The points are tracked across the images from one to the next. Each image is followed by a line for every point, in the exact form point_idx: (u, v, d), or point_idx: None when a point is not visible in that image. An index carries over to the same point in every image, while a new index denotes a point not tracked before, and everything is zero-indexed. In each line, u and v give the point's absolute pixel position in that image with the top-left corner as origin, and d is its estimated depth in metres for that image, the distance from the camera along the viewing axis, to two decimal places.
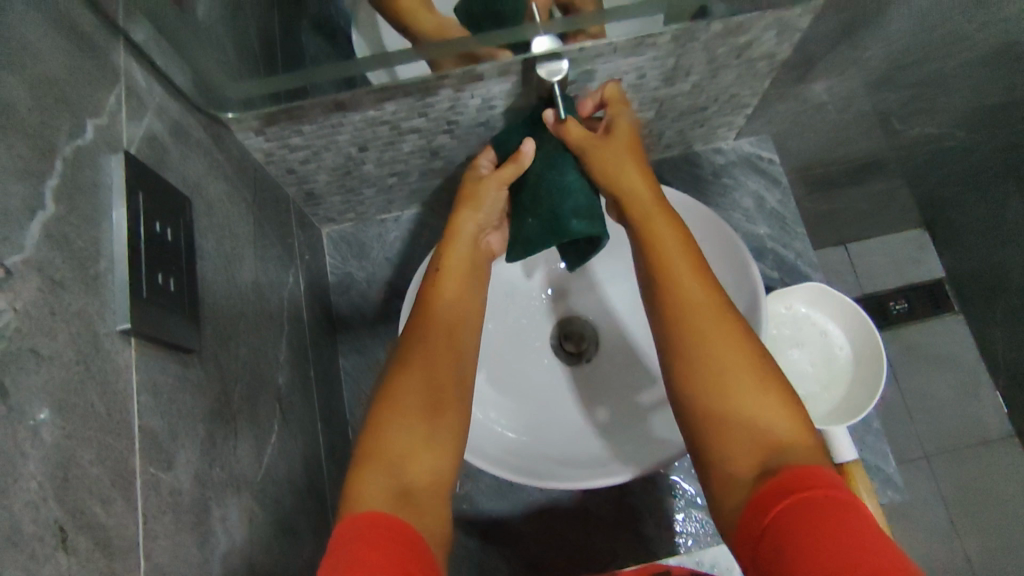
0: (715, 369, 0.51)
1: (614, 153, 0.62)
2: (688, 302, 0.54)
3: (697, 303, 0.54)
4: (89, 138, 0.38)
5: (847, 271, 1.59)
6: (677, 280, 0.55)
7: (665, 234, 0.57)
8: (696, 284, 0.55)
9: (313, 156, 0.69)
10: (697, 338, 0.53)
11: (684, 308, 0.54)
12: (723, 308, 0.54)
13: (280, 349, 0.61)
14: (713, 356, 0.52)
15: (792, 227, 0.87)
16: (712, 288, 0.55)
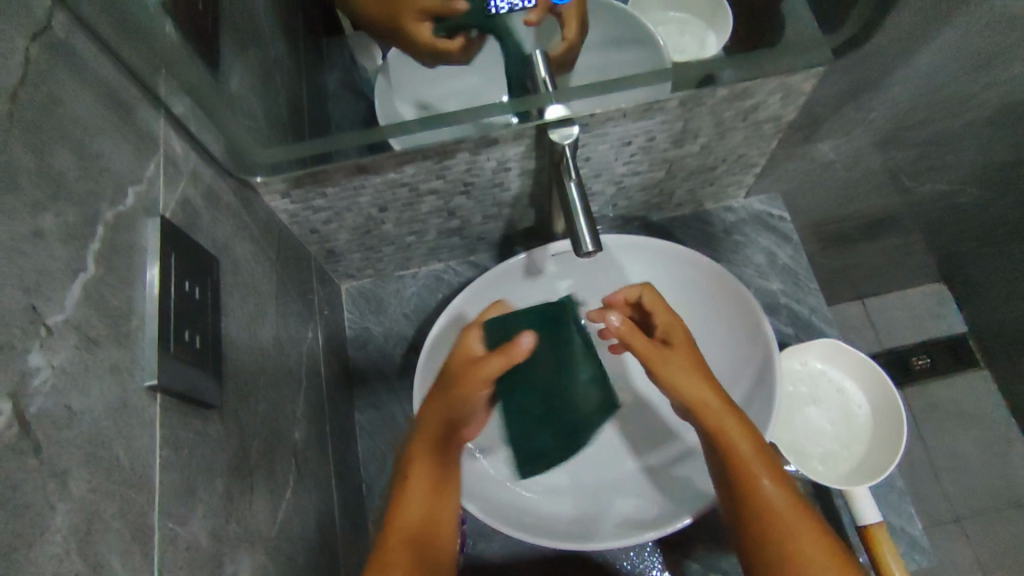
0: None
1: (672, 359, 0.55)
2: (772, 510, 0.48)
3: (779, 508, 0.48)
4: (128, 205, 0.40)
5: (865, 325, 1.56)
6: (748, 481, 0.49)
7: (733, 433, 0.51)
8: (769, 480, 0.49)
9: (335, 216, 0.72)
10: (782, 550, 0.47)
11: (765, 518, 0.48)
12: (803, 508, 0.48)
13: (297, 404, 0.61)
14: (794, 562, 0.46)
15: (805, 283, 0.88)
16: (788, 485, 0.49)
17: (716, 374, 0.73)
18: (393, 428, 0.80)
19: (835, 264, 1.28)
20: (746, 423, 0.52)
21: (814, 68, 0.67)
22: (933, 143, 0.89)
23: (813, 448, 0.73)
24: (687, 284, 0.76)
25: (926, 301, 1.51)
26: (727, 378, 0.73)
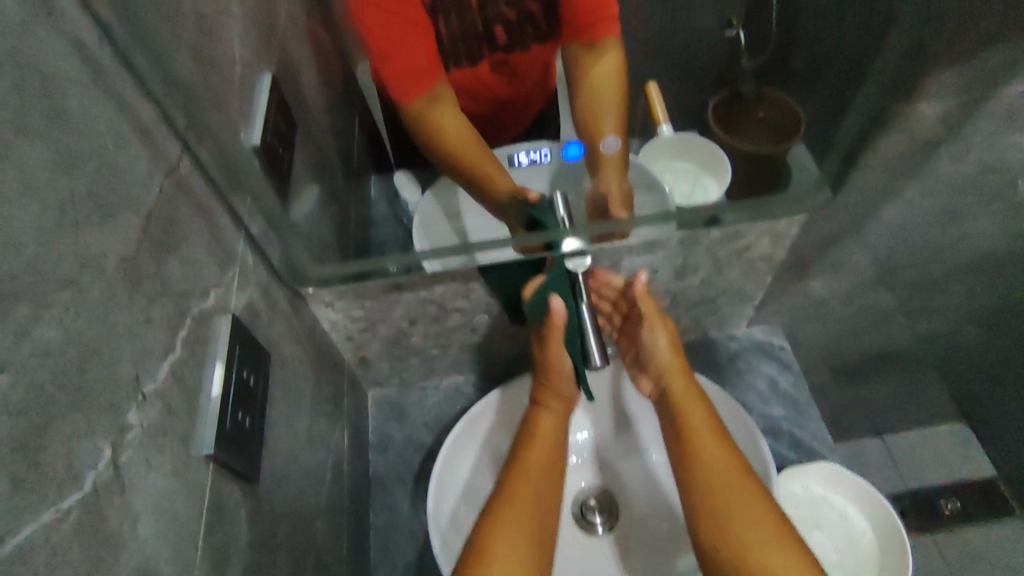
0: (734, 526, 0.58)
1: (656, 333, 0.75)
2: (716, 472, 0.62)
3: (721, 471, 0.62)
4: (209, 303, 0.49)
5: (889, 466, 1.47)
6: (704, 452, 0.63)
7: (693, 409, 0.68)
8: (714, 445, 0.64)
9: (370, 326, 0.81)
10: (720, 496, 0.60)
11: (709, 476, 0.62)
12: (739, 465, 0.62)
13: (320, 496, 0.66)
14: (729, 506, 0.59)
15: (807, 410, 0.92)
16: (733, 451, 0.64)
17: None
18: (405, 533, 0.83)
19: (846, 398, 1.31)
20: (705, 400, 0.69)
21: (795, 215, 0.77)
22: (920, 285, 0.96)
23: None
24: None
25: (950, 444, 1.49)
26: None
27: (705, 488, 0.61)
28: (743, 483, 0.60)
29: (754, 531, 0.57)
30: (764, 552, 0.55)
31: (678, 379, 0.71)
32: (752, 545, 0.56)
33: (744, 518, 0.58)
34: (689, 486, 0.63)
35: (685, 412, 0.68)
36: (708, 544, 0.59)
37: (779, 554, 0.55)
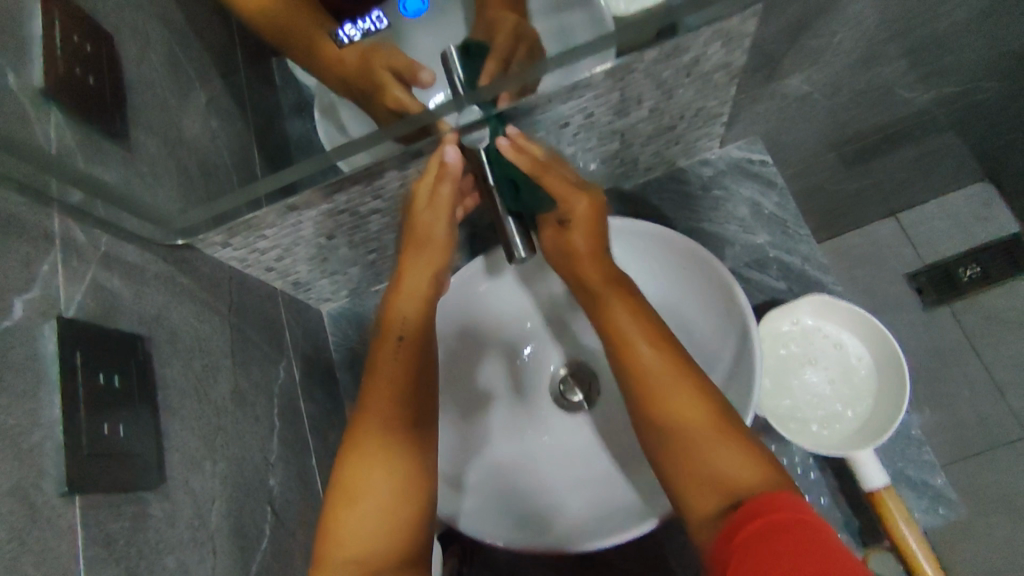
0: (670, 415, 0.53)
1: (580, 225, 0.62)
2: (649, 367, 0.56)
3: (657, 365, 0.56)
4: (17, 315, 0.40)
5: (902, 242, 1.44)
6: (636, 352, 0.57)
7: (613, 304, 0.61)
8: (683, 382, 0.54)
9: (285, 252, 0.71)
10: (660, 394, 0.54)
11: (640, 376, 0.56)
12: (707, 407, 0.53)
13: (272, 449, 0.63)
14: (665, 402, 0.54)
15: (795, 230, 0.82)
16: (669, 350, 0.57)
17: (700, 348, 0.69)
18: None
19: (849, 187, 1.19)
20: (627, 296, 0.61)
21: (750, 8, 0.60)
22: (924, 47, 0.79)
23: (812, 412, 0.69)
24: (660, 260, 0.71)
25: (971, 204, 1.39)
26: (711, 354, 0.68)
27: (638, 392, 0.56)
28: (683, 380, 0.55)
29: (699, 438, 0.51)
30: (707, 440, 0.51)
31: (591, 269, 0.62)
32: (700, 512, 0.49)
33: (677, 406, 0.53)
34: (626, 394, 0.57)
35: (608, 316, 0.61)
36: (652, 440, 0.55)
37: (724, 448, 0.50)
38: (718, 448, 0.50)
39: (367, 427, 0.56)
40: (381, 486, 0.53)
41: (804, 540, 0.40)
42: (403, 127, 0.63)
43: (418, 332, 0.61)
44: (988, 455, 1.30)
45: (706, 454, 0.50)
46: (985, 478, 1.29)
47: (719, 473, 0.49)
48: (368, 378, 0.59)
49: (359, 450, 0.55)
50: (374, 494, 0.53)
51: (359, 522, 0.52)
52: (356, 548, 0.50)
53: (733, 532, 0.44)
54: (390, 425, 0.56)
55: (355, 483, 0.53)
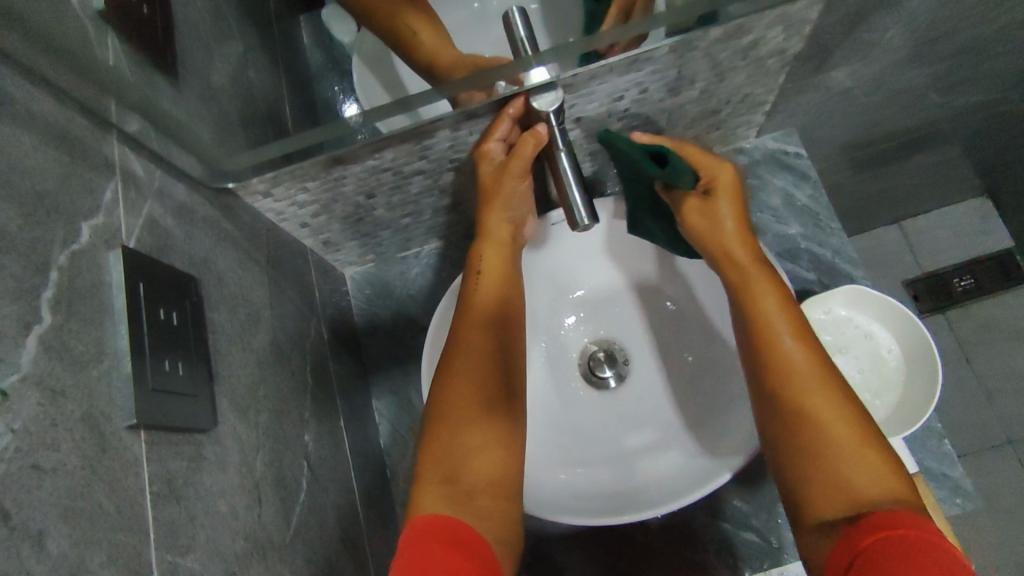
0: (813, 421, 0.54)
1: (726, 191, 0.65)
2: (794, 364, 0.56)
3: (801, 366, 0.56)
4: (84, 241, 0.39)
5: (903, 250, 1.48)
6: (784, 347, 0.57)
7: (761, 288, 0.60)
8: (825, 393, 0.55)
9: (324, 208, 0.70)
10: (802, 396, 0.55)
11: (784, 369, 0.57)
12: (852, 423, 0.54)
13: (305, 406, 0.62)
14: (807, 401, 0.55)
15: (825, 222, 0.83)
16: (818, 356, 0.57)
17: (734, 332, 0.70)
18: (411, 411, 0.81)
19: (863, 189, 1.21)
20: (777, 283, 0.61)
21: None
22: (965, 51, 0.80)
23: None
24: None
25: (969, 216, 1.44)
26: None
27: (773, 380, 0.57)
28: (827, 390, 0.55)
29: (836, 448, 0.53)
30: (846, 448, 0.52)
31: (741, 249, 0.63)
32: (822, 515, 0.51)
33: (824, 415, 0.54)
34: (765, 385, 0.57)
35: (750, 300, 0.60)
36: (782, 430, 0.55)
37: (859, 460, 0.52)
38: (857, 463, 0.52)
39: (467, 360, 0.61)
40: (470, 412, 0.59)
41: (934, 563, 0.41)
42: (454, 91, 0.62)
43: (497, 296, 0.65)
44: (972, 458, 1.34)
45: (847, 464, 0.52)
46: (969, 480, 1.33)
47: (848, 481, 0.51)
48: (460, 315, 0.64)
49: (454, 375, 0.60)
50: (474, 420, 0.58)
51: (455, 445, 0.57)
52: (451, 467, 0.56)
53: (857, 542, 0.46)
54: (480, 358, 0.61)
55: (450, 437, 0.57)
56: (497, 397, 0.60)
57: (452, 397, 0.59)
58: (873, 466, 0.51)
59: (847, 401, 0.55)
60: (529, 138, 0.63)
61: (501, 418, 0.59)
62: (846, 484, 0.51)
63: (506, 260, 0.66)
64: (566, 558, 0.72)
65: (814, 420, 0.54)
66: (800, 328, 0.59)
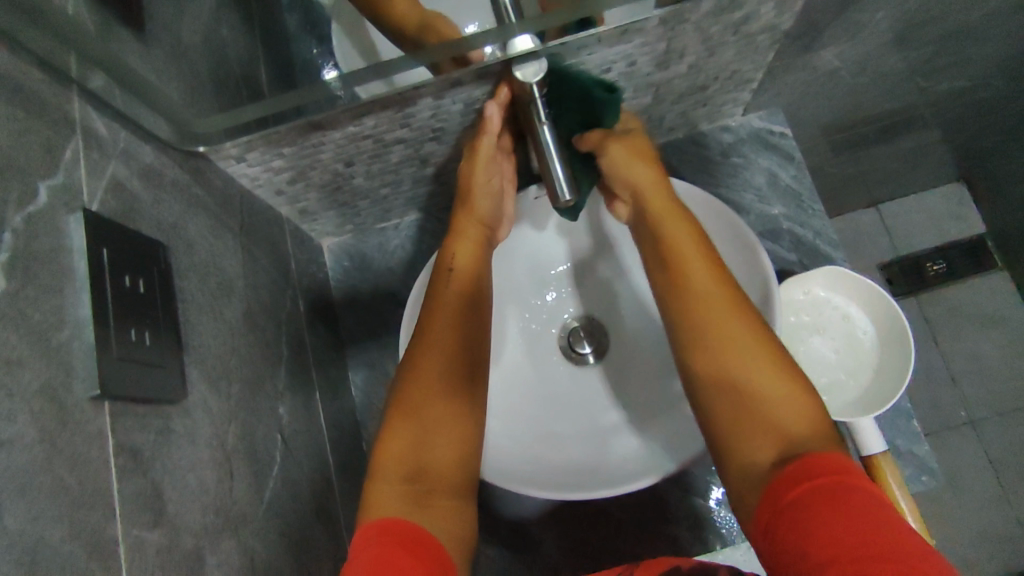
0: (735, 372, 0.52)
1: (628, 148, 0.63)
2: (714, 302, 0.55)
3: (720, 303, 0.55)
4: (42, 204, 0.37)
5: (880, 233, 1.50)
6: (694, 289, 0.56)
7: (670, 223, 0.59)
8: (752, 334, 0.53)
9: (300, 175, 0.67)
10: (721, 344, 0.53)
11: (703, 312, 0.55)
12: (772, 357, 0.52)
13: (279, 378, 0.61)
14: (723, 341, 0.53)
15: (808, 203, 0.82)
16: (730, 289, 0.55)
17: None
18: (388, 383, 0.80)
19: (843, 172, 1.21)
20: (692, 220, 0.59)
21: None
22: (951, 34, 0.79)
23: (815, 379, 0.71)
24: None
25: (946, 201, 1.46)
26: None
27: (689, 327, 0.55)
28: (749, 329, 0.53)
29: (764, 388, 0.51)
30: (770, 392, 0.51)
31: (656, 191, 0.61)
32: (751, 457, 0.49)
33: (746, 368, 0.52)
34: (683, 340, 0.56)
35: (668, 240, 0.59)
36: (709, 371, 0.53)
37: (776, 390, 0.51)
38: (784, 400, 0.50)
39: (432, 359, 0.58)
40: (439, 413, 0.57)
41: (865, 514, 0.40)
42: (433, 56, 0.59)
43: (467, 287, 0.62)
44: (932, 439, 1.39)
45: (773, 405, 0.50)
46: None
47: (773, 416, 0.50)
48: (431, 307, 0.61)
49: (417, 374, 0.58)
50: (444, 424, 0.56)
51: (418, 449, 0.55)
52: (415, 466, 0.54)
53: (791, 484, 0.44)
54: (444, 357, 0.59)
55: (421, 437, 0.55)
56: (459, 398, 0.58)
57: (422, 398, 0.56)
58: (792, 397, 0.50)
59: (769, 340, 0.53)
60: (487, 126, 0.63)
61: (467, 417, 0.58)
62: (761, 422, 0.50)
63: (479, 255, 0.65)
64: (540, 532, 0.73)
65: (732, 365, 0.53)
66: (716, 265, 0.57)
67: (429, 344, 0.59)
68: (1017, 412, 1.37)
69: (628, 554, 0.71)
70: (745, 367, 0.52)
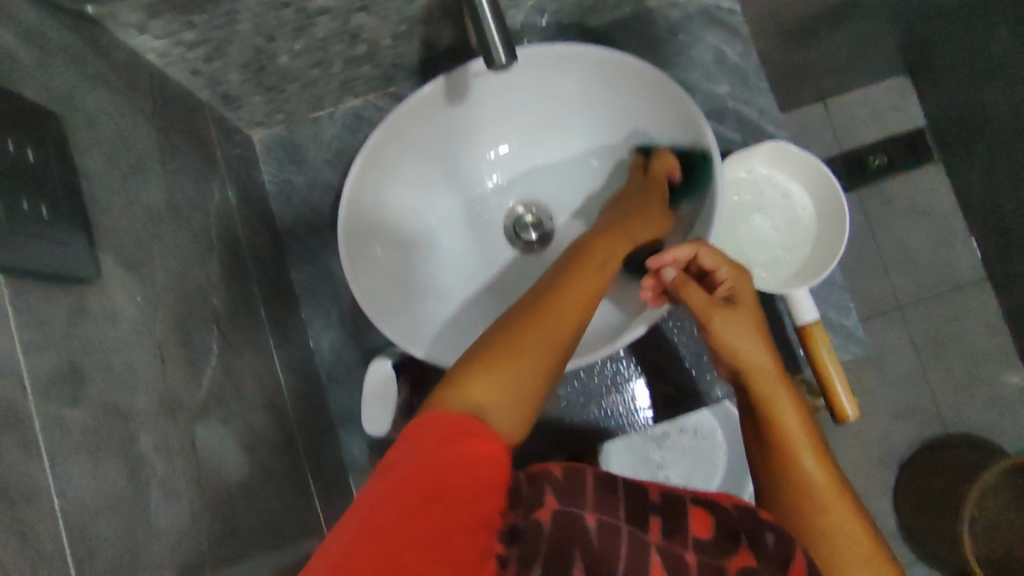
0: (826, 522, 0.55)
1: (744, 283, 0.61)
2: (807, 472, 0.57)
3: (814, 469, 0.57)
4: None
5: (825, 127, 1.52)
6: (790, 430, 0.58)
7: (778, 393, 0.58)
8: (834, 490, 0.56)
9: (215, 52, 0.61)
10: (813, 491, 0.56)
11: (797, 464, 0.57)
12: (851, 509, 0.56)
13: (211, 269, 0.58)
14: (811, 480, 0.56)
15: (754, 82, 0.81)
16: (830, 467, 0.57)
17: (659, 190, 0.70)
18: (331, 279, 0.78)
19: (791, 61, 1.20)
20: (798, 395, 0.59)
21: None
22: None
23: (756, 256, 0.72)
24: (623, 99, 0.69)
25: (888, 94, 1.50)
26: (671, 196, 0.69)
27: (784, 469, 0.57)
28: (835, 487, 0.57)
29: (849, 547, 0.54)
30: (854, 558, 0.54)
31: (763, 357, 0.59)
32: None
33: (838, 520, 0.55)
34: (771, 489, 0.58)
35: (761, 392, 0.59)
36: (795, 524, 0.56)
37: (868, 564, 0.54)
38: (860, 556, 0.54)
39: (532, 330, 0.51)
40: (508, 386, 0.47)
41: None
42: None
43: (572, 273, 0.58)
44: (866, 325, 1.48)
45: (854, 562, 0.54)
46: None
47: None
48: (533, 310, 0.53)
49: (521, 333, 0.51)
50: (518, 377, 0.48)
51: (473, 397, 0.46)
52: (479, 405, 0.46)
53: None
54: (543, 364, 0.50)
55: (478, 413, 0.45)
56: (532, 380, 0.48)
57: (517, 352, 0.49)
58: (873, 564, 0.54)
59: (850, 501, 0.56)
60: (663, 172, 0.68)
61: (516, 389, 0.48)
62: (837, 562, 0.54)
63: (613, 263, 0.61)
64: None
65: (825, 517, 0.55)
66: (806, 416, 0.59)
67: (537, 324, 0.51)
68: (940, 296, 1.47)
69: (576, 433, 0.76)
70: (831, 523, 0.55)
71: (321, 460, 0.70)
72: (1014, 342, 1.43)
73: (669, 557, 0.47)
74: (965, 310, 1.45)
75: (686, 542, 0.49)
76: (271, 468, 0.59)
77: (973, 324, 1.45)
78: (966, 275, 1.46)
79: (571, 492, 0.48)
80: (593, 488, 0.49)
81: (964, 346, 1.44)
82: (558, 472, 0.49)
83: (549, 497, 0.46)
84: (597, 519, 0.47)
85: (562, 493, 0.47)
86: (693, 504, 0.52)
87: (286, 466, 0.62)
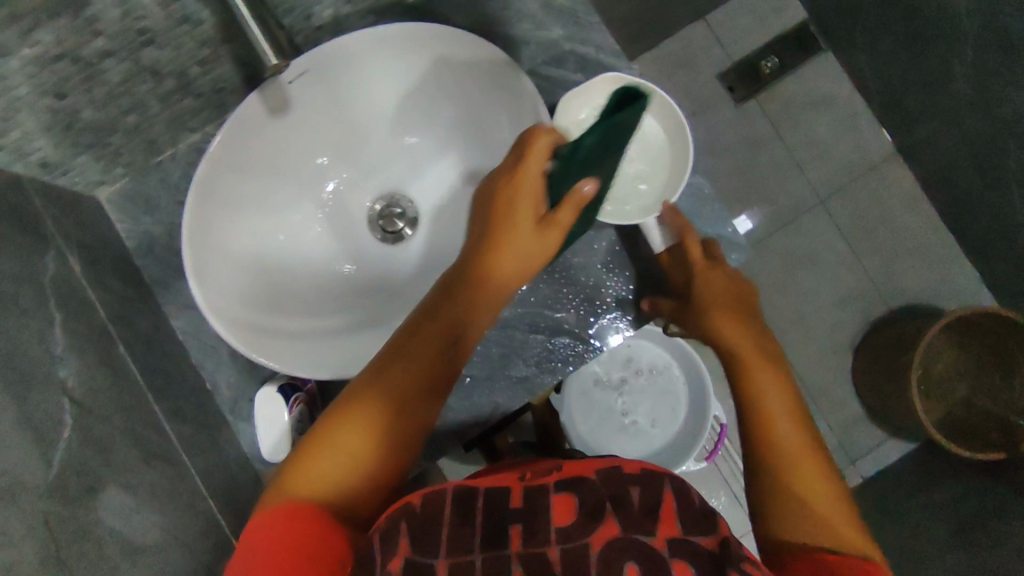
0: (786, 444, 0.60)
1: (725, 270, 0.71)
2: (770, 401, 0.62)
3: (777, 400, 0.63)
4: None
5: (711, 43, 1.50)
6: (754, 367, 0.65)
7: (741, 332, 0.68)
8: (793, 423, 0.61)
9: (7, 122, 0.59)
10: (774, 419, 0.61)
11: (760, 393, 0.63)
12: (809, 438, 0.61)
13: (55, 342, 0.56)
14: (775, 406, 0.62)
15: (585, 20, 0.80)
16: (793, 402, 0.63)
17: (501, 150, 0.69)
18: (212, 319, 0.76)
19: None
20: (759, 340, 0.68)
21: None
22: None
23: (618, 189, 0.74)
24: (443, 69, 0.67)
25: None
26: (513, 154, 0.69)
27: (750, 395, 0.64)
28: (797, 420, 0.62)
29: (809, 464, 0.59)
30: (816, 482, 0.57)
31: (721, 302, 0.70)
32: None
33: (796, 449, 0.59)
34: (748, 422, 0.62)
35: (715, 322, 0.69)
36: (754, 450, 0.61)
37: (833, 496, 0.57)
38: (821, 479, 0.58)
39: (369, 386, 0.57)
40: (352, 433, 0.54)
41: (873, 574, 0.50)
42: None
43: (468, 297, 0.61)
44: (793, 227, 1.49)
45: (812, 485, 0.57)
46: (790, 246, 1.48)
47: (817, 501, 0.56)
48: (409, 328, 0.60)
49: (400, 356, 0.58)
50: (381, 401, 0.56)
51: (331, 442, 0.53)
52: (346, 443, 0.53)
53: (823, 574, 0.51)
54: (384, 402, 0.56)
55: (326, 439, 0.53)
56: (398, 448, 0.56)
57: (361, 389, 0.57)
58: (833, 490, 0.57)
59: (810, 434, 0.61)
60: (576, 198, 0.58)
61: (409, 410, 0.57)
62: (805, 482, 0.57)
63: (506, 289, 0.62)
64: None
65: (786, 449, 0.59)
66: (771, 368, 0.65)
67: (406, 345, 0.58)
68: (857, 183, 1.48)
69: (487, 406, 0.75)
70: (796, 456, 0.59)
71: (234, 498, 0.70)
72: (933, 207, 1.46)
73: (532, 563, 0.48)
74: (883, 188, 1.48)
75: (548, 535, 0.50)
76: (170, 522, 0.58)
77: (893, 200, 1.47)
78: (877, 154, 1.48)
79: (422, 528, 0.50)
80: (448, 513, 0.51)
81: (889, 224, 1.47)
82: (415, 503, 0.51)
83: (402, 549, 0.48)
84: (450, 557, 0.48)
85: (417, 528, 0.50)
86: (556, 493, 0.53)
87: (191, 516, 0.61)
